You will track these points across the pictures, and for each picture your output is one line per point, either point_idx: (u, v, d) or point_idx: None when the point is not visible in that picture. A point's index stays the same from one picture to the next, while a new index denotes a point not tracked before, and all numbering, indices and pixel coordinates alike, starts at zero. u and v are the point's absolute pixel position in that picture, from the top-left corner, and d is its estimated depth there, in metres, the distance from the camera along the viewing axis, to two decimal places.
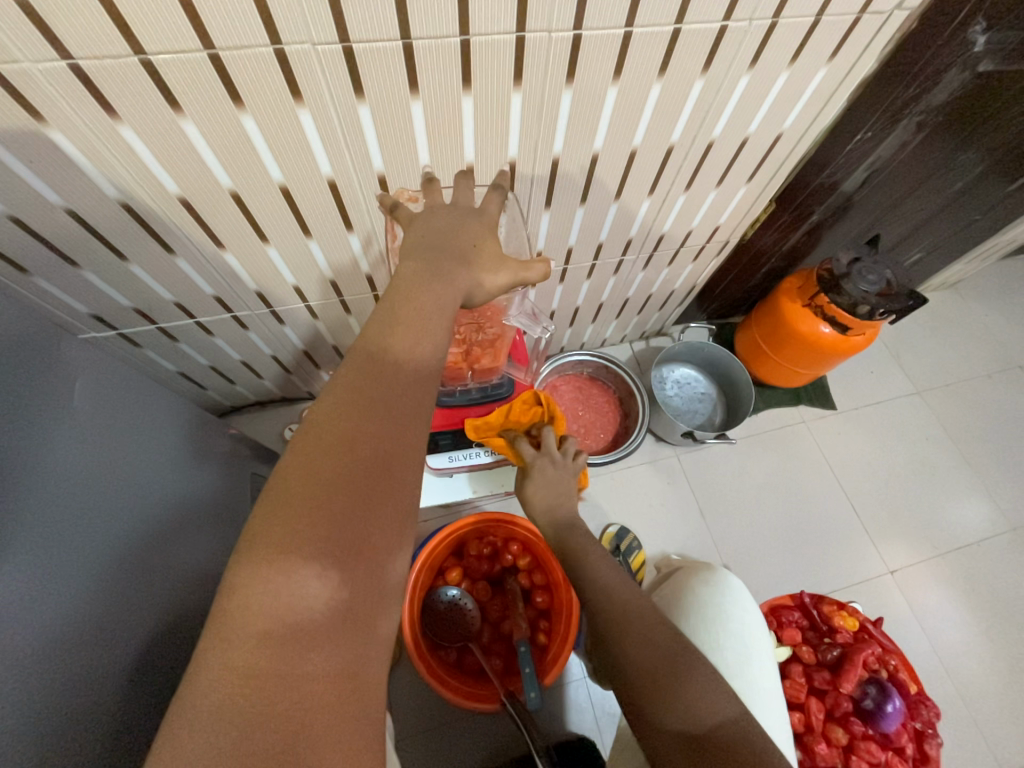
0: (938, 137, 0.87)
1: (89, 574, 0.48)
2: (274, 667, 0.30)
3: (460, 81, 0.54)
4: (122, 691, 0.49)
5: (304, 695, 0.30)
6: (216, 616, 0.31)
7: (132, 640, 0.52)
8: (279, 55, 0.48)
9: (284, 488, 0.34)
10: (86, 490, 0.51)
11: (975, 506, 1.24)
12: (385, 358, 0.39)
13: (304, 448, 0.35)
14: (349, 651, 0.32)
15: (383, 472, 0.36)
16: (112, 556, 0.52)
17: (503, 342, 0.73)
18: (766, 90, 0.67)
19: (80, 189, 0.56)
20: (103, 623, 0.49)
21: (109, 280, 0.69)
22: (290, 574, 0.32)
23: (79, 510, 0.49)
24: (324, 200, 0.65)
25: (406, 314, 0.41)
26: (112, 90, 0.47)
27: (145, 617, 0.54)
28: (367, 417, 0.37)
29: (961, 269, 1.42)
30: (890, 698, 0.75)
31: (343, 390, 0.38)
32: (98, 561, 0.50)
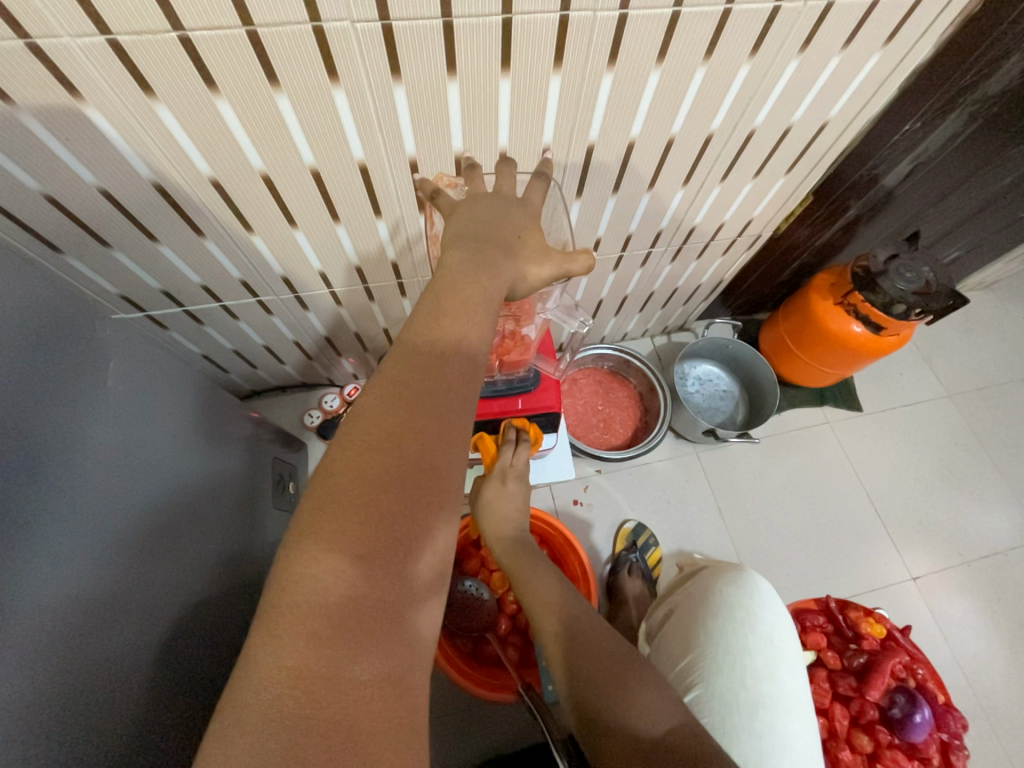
0: (990, 129, 0.83)
1: (117, 556, 0.49)
2: (321, 670, 0.29)
3: (499, 62, 0.53)
4: (148, 671, 0.50)
5: (349, 701, 0.29)
6: (264, 612, 0.31)
7: (157, 622, 0.52)
8: (317, 33, 0.47)
9: (330, 484, 0.34)
10: (117, 471, 0.51)
11: (1004, 514, 1.21)
12: (430, 350, 0.39)
13: (350, 444, 0.35)
14: (393, 653, 0.32)
15: (428, 470, 0.36)
16: (140, 538, 0.52)
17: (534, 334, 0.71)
18: (814, 76, 0.64)
19: (115, 169, 0.56)
20: (130, 605, 0.49)
21: (139, 261, 0.70)
22: (336, 572, 0.31)
23: (109, 490, 0.50)
24: (355, 185, 0.64)
25: (451, 304, 0.40)
26: (149, 68, 0.47)
27: (170, 599, 0.55)
28: (413, 412, 0.36)
29: (1000, 269, 1.36)
30: (919, 708, 0.74)
31: (387, 383, 0.37)
32: (126, 543, 0.50)
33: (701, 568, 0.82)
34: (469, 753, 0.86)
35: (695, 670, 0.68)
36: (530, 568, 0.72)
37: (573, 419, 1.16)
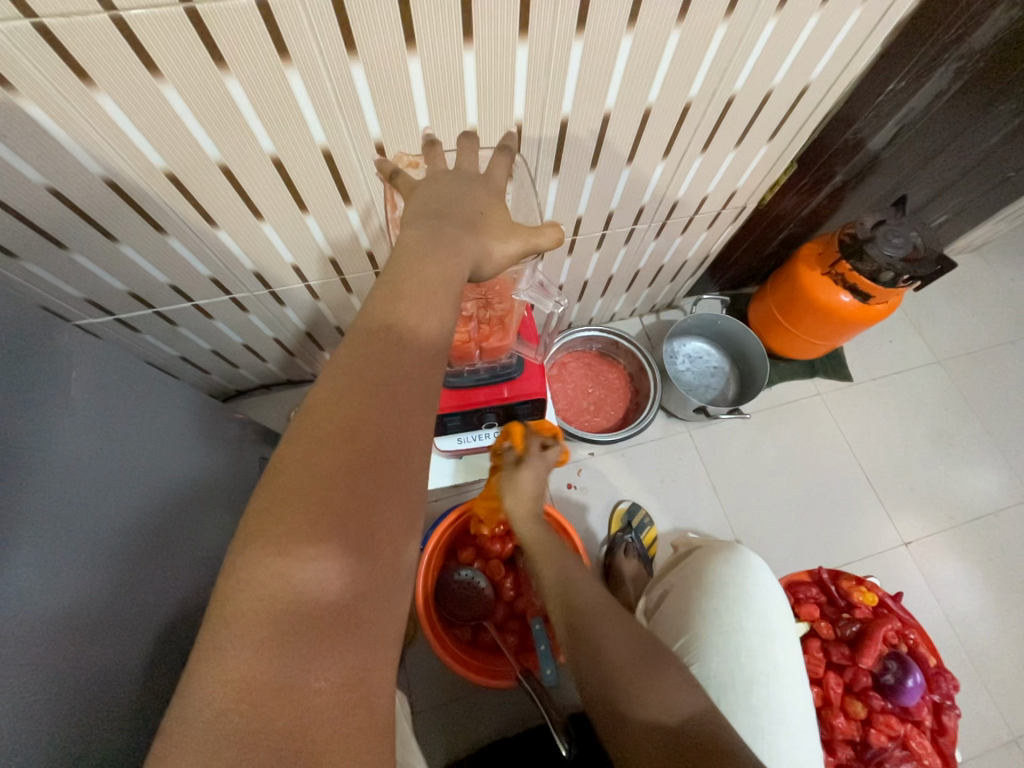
0: (975, 86, 0.81)
1: (97, 566, 0.47)
2: (272, 677, 0.29)
3: (461, 33, 0.50)
4: (137, 680, 0.49)
5: (304, 708, 0.29)
6: (211, 620, 0.30)
7: (144, 630, 0.51)
8: (262, 8, 0.43)
9: (280, 482, 0.33)
10: (91, 479, 0.50)
11: (993, 475, 1.22)
12: (387, 335, 0.37)
13: (300, 439, 0.34)
14: (351, 657, 0.31)
15: (385, 463, 0.34)
16: (121, 545, 0.51)
17: (512, 318, 0.70)
18: (794, 37, 0.61)
19: (63, 166, 0.53)
20: (114, 612, 0.48)
21: (102, 264, 0.67)
22: (290, 576, 0.30)
23: (83, 498, 0.48)
24: (319, 171, 0.61)
25: (408, 289, 0.38)
26: (85, 55, 0.44)
27: (156, 607, 0.54)
28: (368, 403, 0.35)
29: (988, 231, 1.35)
30: (910, 673, 0.75)
31: (340, 374, 0.36)
32: (104, 553, 0.49)
33: (693, 547, 0.82)
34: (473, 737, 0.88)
35: (687, 649, 0.68)
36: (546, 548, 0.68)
37: (563, 403, 1.15)
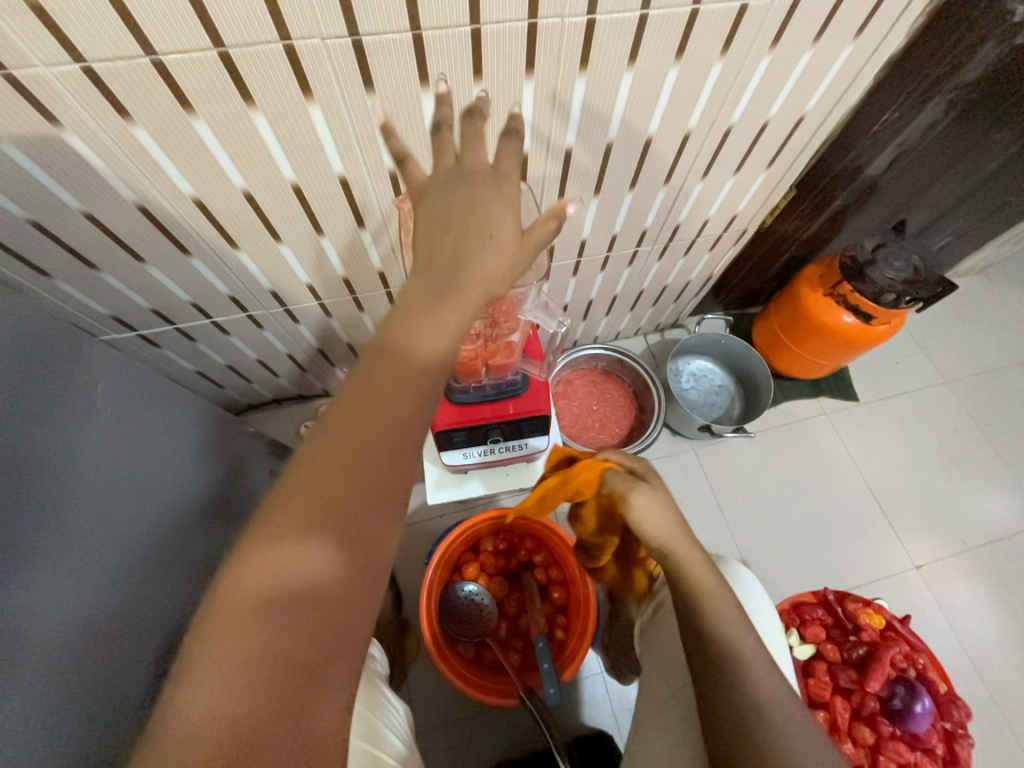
0: (969, 116, 0.83)
1: (112, 574, 0.49)
2: (248, 672, 0.31)
3: (471, 72, 0.53)
4: (145, 688, 0.50)
5: (273, 706, 0.31)
6: (207, 608, 0.32)
7: (152, 639, 0.52)
8: (289, 51, 0.47)
9: (287, 487, 0.34)
10: (112, 489, 0.52)
11: (1006, 498, 1.21)
12: (397, 361, 0.38)
13: (307, 449, 0.35)
14: (323, 660, 0.33)
15: (379, 483, 0.36)
16: (135, 554, 0.53)
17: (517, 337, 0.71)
18: (787, 73, 0.64)
19: (99, 192, 0.57)
20: (128, 619, 0.49)
21: (128, 282, 0.70)
22: (282, 579, 0.32)
23: (102, 508, 0.50)
24: (335, 197, 0.64)
25: (417, 316, 0.39)
26: (127, 94, 0.48)
27: (167, 616, 0.55)
28: (370, 423, 0.36)
29: (992, 254, 1.36)
30: (919, 698, 0.73)
31: (353, 391, 0.37)
32: (120, 561, 0.50)
33: None
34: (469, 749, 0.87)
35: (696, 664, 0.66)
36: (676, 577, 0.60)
37: (568, 420, 1.16)
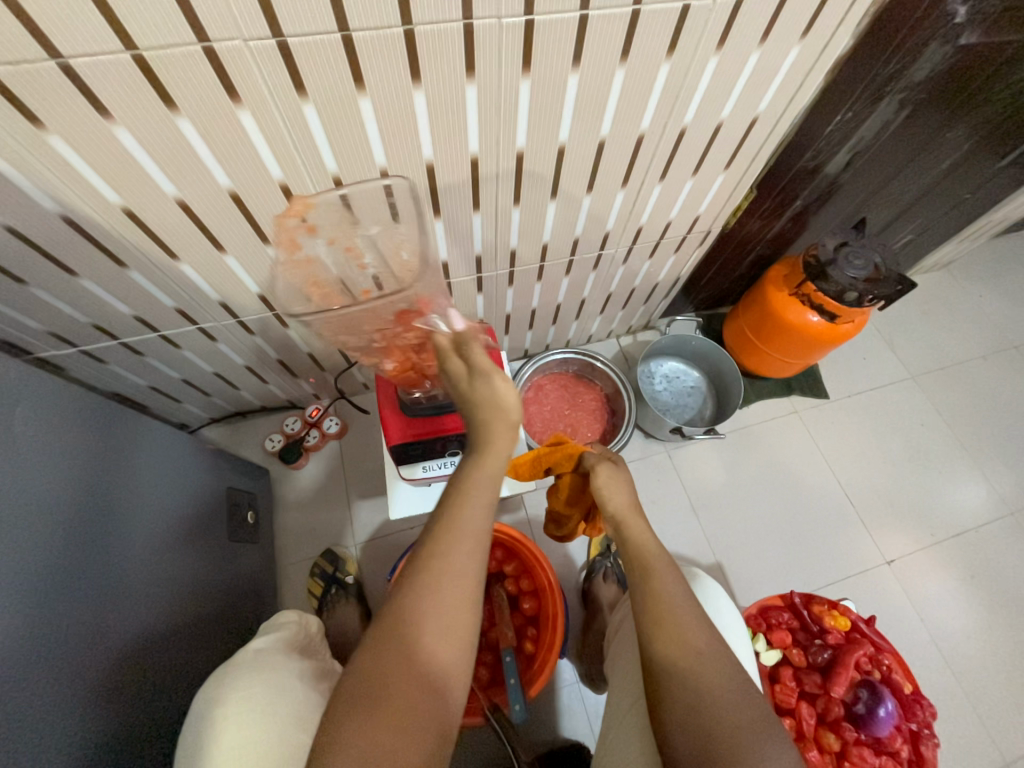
0: (920, 116, 0.84)
1: (13, 609, 0.46)
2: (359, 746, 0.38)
3: (408, 75, 0.52)
4: (51, 728, 0.47)
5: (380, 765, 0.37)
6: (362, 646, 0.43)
7: (57, 679, 0.49)
8: (209, 53, 0.45)
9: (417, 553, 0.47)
10: (21, 519, 0.49)
11: (973, 490, 1.22)
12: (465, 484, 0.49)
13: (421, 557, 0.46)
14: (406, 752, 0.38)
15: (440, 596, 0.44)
16: (43, 587, 0.50)
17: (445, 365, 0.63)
18: (737, 74, 0.64)
19: (17, 205, 0.53)
20: (32, 656, 0.47)
21: (64, 297, 0.67)
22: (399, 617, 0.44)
23: (8, 541, 0.47)
24: (279, 205, 0.62)
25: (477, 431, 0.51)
26: (34, 100, 0.45)
27: (81, 648, 0.52)
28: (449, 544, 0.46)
29: (953, 250, 1.39)
30: (882, 702, 0.73)
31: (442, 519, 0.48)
32: (25, 595, 0.48)
33: None
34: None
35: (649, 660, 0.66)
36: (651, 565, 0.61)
37: (540, 425, 1.14)
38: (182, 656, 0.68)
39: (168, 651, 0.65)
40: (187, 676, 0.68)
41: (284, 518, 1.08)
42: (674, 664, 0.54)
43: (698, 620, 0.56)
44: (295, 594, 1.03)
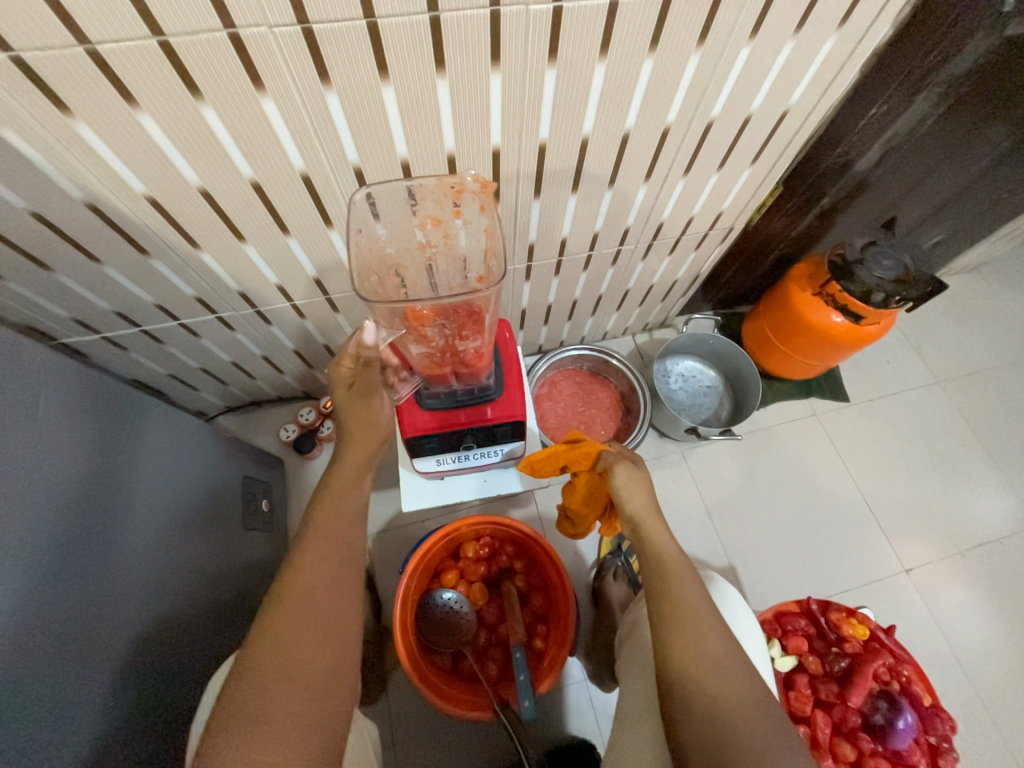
0: (960, 111, 0.81)
1: (36, 591, 0.47)
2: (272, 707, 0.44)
3: (433, 63, 0.51)
4: (65, 705, 0.48)
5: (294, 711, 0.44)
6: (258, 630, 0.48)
7: (75, 659, 0.50)
8: (234, 40, 0.45)
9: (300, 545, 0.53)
10: (47, 502, 0.51)
11: (997, 500, 1.19)
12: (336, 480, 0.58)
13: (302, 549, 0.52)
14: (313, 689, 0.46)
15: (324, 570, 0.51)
16: (65, 567, 0.51)
17: (436, 373, 0.65)
18: (769, 65, 0.62)
19: (43, 190, 0.54)
20: (51, 636, 0.48)
21: (89, 284, 0.68)
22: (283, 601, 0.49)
23: (31, 522, 0.48)
24: (299, 195, 0.62)
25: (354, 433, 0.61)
26: (62, 85, 0.45)
27: (99, 631, 0.54)
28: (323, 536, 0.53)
29: (985, 251, 1.34)
30: (902, 713, 0.72)
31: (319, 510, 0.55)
32: (47, 579, 0.49)
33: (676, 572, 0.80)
34: (441, 747, 0.88)
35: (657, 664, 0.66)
36: (671, 569, 0.60)
37: (553, 422, 1.14)
38: (195, 640, 0.69)
39: (182, 635, 0.67)
40: (200, 661, 0.69)
41: (297, 508, 1.09)
42: (686, 678, 0.53)
43: (715, 628, 0.55)
44: None
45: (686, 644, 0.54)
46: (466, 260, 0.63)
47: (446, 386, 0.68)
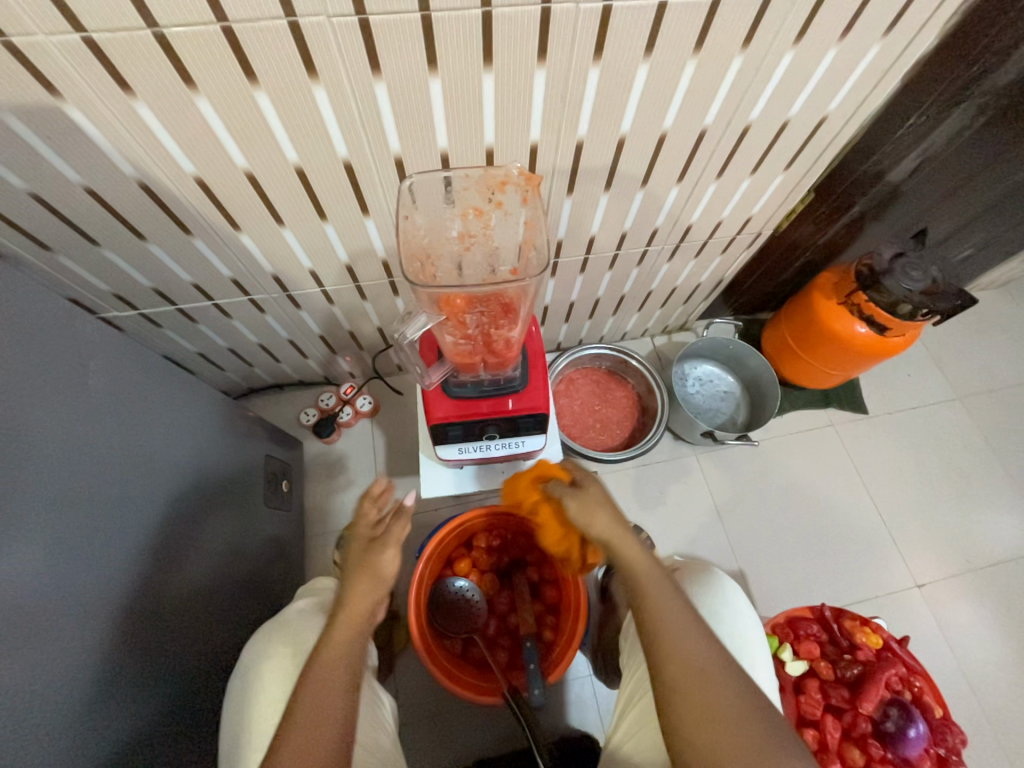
0: (999, 124, 0.80)
1: (71, 552, 0.49)
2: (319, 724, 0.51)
3: (481, 58, 0.52)
4: (93, 665, 0.50)
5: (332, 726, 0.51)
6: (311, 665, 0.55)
7: (106, 620, 0.52)
8: (293, 28, 0.46)
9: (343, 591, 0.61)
10: (85, 468, 0.53)
11: (1015, 520, 1.17)
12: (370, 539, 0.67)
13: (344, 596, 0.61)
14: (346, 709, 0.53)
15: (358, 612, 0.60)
16: (99, 532, 0.53)
17: (465, 362, 0.66)
18: (810, 70, 0.62)
19: (99, 167, 0.56)
20: (81, 597, 0.50)
21: (132, 261, 0.70)
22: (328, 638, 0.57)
23: (69, 486, 0.50)
24: (340, 183, 0.63)
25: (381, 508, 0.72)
26: (127, 66, 0.47)
27: (128, 595, 0.56)
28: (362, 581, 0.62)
29: (1015, 268, 1.32)
30: (913, 723, 0.72)
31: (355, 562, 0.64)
32: (81, 541, 0.51)
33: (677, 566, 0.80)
34: (445, 732, 0.90)
35: None
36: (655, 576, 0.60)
37: (569, 419, 1.15)
38: (214, 611, 0.71)
39: (203, 606, 0.69)
40: (220, 630, 0.72)
41: (314, 490, 1.11)
42: (675, 688, 0.53)
43: (703, 633, 0.56)
44: (320, 564, 1.07)
45: (675, 655, 0.54)
46: (502, 253, 0.64)
47: (472, 375, 0.70)
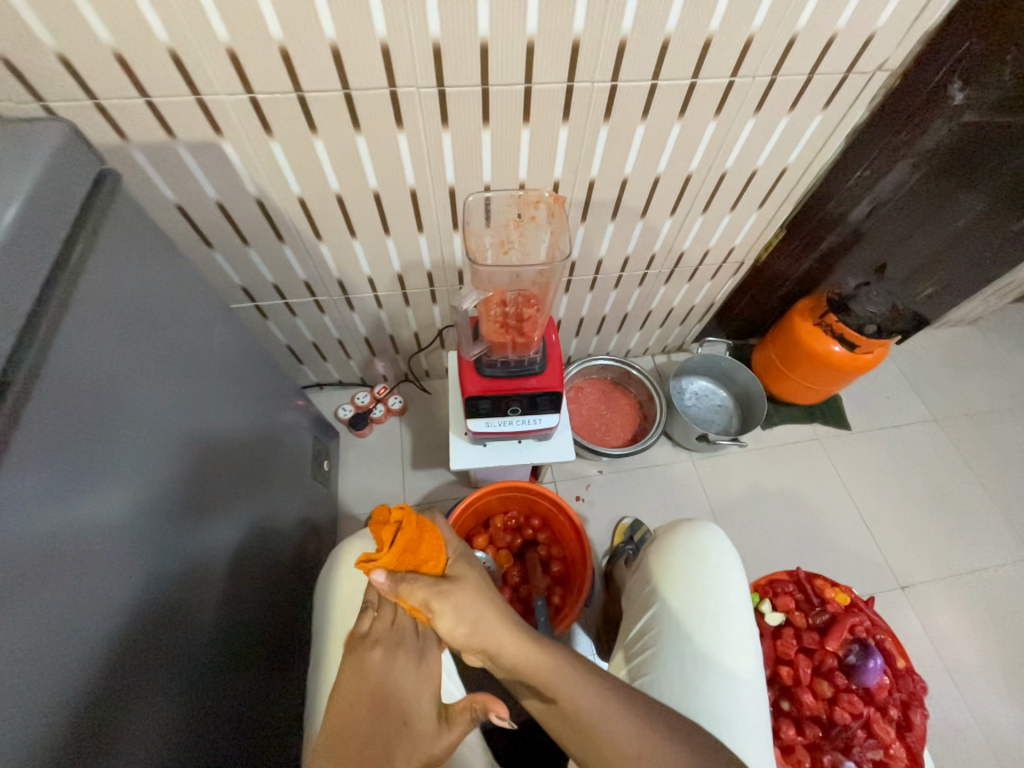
0: (933, 179, 0.99)
1: (205, 475, 0.63)
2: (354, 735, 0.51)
3: (520, 116, 0.71)
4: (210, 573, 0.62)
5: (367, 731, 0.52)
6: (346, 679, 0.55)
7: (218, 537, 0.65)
8: (392, 94, 0.65)
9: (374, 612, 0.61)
10: (216, 412, 0.67)
11: (993, 532, 1.26)
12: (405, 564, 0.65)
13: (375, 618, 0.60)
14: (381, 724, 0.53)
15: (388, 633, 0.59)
16: (219, 464, 0.67)
17: (498, 337, 0.82)
18: (770, 132, 0.81)
19: (231, 187, 0.75)
20: (205, 514, 0.63)
21: (232, 262, 0.88)
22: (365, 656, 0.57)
23: (208, 421, 0.65)
24: (405, 205, 0.81)
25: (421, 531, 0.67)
26: (272, 115, 0.66)
27: (229, 524, 0.68)
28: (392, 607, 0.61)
29: (979, 306, 1.48)
30: (871, 656, 0.81)
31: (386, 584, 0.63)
32: (210, 468, 0.64)
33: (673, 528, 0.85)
34: None
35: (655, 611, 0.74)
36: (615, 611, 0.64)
37: (577, 422, 1.28)
38: (274, 560, 0.82)
39: (266, 550, 0.80)
40: (279, 580, 0.82)
41: (347, 477, 1.24)
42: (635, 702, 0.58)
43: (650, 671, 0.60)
44: None
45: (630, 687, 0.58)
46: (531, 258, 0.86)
47: (502, 360, 0.85)
